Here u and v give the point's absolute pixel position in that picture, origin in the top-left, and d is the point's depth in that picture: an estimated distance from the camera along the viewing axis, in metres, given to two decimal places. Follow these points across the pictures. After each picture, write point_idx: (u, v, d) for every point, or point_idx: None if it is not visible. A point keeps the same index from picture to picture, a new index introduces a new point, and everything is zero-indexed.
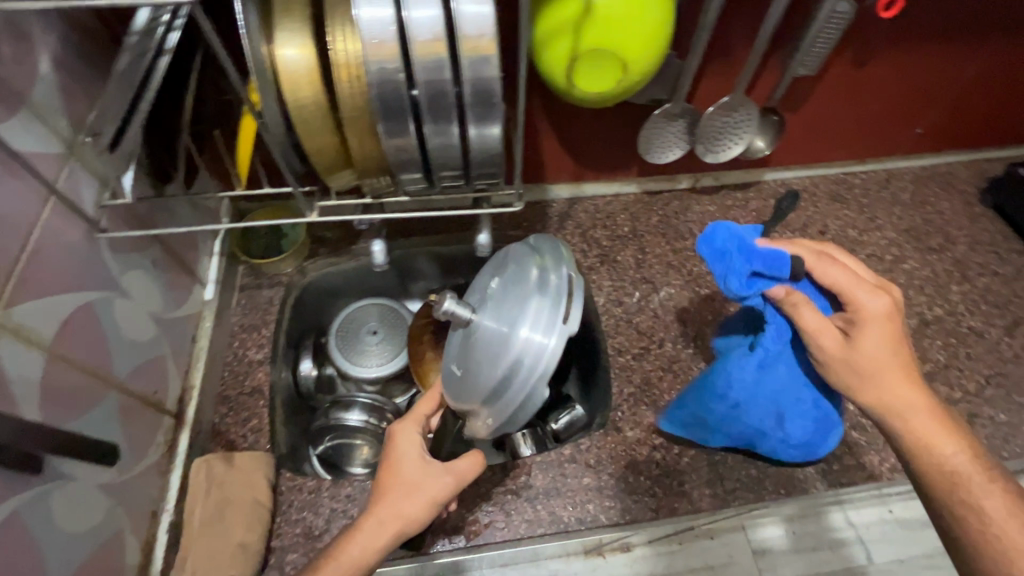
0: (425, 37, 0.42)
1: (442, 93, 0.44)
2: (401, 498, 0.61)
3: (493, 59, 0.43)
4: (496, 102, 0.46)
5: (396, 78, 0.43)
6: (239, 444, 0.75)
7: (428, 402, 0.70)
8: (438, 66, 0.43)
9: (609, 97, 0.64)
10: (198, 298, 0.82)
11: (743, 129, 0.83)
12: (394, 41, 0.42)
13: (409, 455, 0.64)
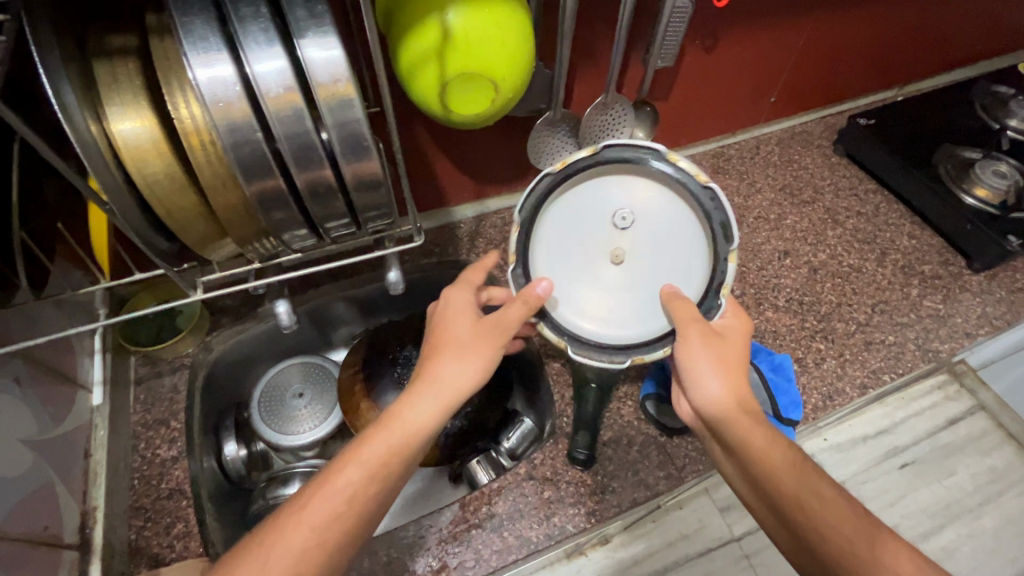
0: (275, 89, 0.40)
1: (307, 143, 0.42)
2: (458, 358, 0.60)
3: (356, 101, 0.42)
4: (369, 144, 0.44)
5: (253, 137, 0.40)
6: (165, 557, 0.66)
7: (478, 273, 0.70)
8: (298, 118, 0.41)
9: (489, 116, 0.64)
10: (84, 406, 0.72)
11: (623, 125, 0.85)
12: (242, 99, 0.39)
13: (458, 324, 0.63)
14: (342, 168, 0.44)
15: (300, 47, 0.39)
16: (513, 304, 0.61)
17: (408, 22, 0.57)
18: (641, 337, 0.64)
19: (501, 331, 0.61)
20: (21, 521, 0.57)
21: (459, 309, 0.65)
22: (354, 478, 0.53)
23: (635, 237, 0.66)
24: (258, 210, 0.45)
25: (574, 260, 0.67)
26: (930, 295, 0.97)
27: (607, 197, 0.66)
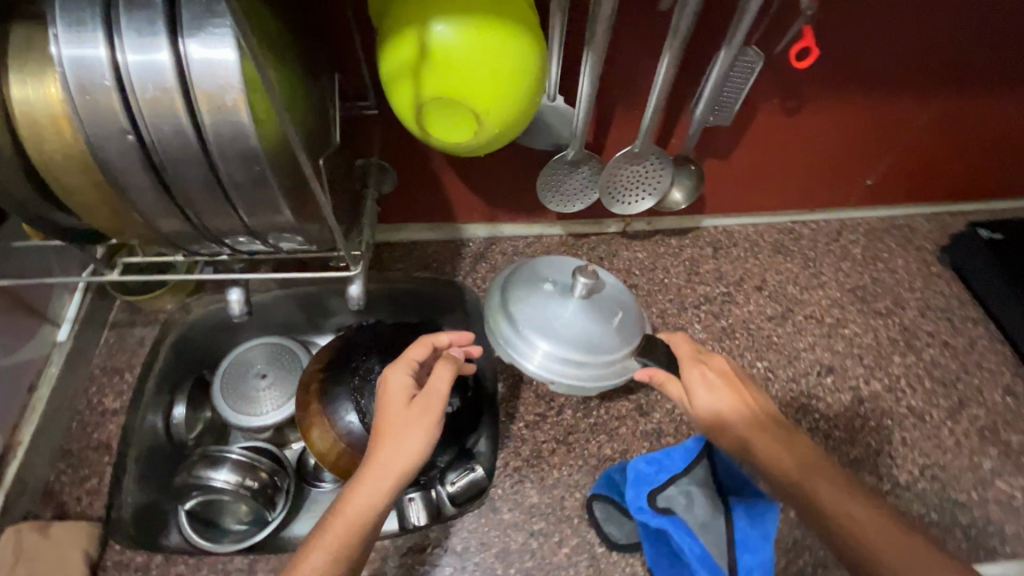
0: (151, 86, 0.34)
1: (185, 152, 0.36)
2: (401, 440, 0.57)
3: (243, 115, 0.36)
4: (261, 167, 0.38)
5: (124, 139, 0.35)
6: (69, 508, 0.68)
7: (420, 347, 0.67)
8: (174, 124, 0.35)
9: (472, 149, 0.56)
10: (48, 340, 0.75)
11: (658, 179, 0.72)
12: (111, 92, 0.34)
13: (398, 397, 0.61)
14: (229, 185, 0.39)
15: (186, 47, 0.34)
16: (439, 369, 0.61)
17: (389, 31, 0.50)
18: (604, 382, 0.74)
19: (439, 397, 0.60)
20: None
21: (397, 388, 0.61)
22: (317, 564, 0.50)
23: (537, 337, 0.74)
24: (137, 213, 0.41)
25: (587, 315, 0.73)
26: (1008, 475, 0.75)
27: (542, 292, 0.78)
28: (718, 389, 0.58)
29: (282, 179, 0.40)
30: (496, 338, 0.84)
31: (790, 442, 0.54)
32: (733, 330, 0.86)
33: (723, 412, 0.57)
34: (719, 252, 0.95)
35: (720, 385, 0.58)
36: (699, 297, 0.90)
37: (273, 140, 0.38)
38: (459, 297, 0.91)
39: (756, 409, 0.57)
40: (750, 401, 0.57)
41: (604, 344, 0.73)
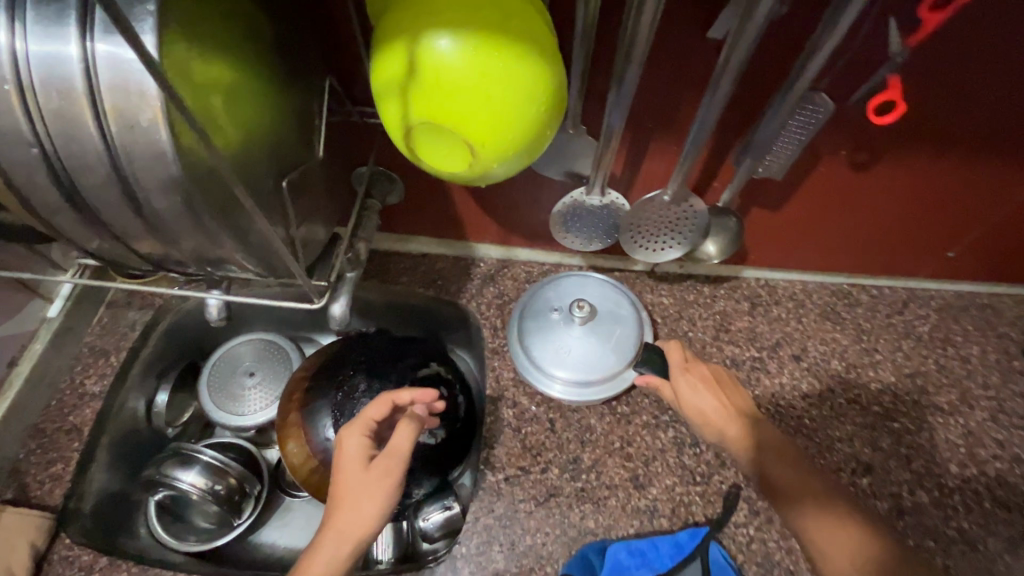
0: (54, 86, 0.31)
1: (93, 161, 0.33)
2: (357, 512, 0.55)
3: (157, 128, 0.32)
4: (178, 181, 0.33)
5: (31, 152, 0.32)
6: (31, 490, 0.67)
7: (381, 400, 0.61)
8: (79, 128, 0.32)
9: (464, 179, 0.49)
10: (38, 315, 0.73)
11: (686, 228, 0.63)
12: (12, 90, 0.31)
13: (354, 460, 0.57)
14: (144, 197, 0.34)
15: (96, 52, 0.31)
16: (400, 429, 0.57)
17: (382, 39, 0.43)
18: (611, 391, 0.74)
19: (399, 462, 0.56)
20: None
21: (353, 451, 0.58)
22: None
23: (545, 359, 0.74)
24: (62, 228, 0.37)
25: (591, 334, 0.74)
26: None
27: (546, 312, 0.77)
28: (699, 385, 0.60)
29: (208, 194, 0.36)
30: (490, 373, 0.78)
31: (758, 431, 0.56)
32: (759, 403, 0.76)
33: (703, 407, 0.59)
34: (756, 309, 0.84)
35: (703, 380, 0.61)
36: (725, 358, 0.80)
37: (195, 151, 0.33)
38: (461, 320, 0.85)
39: (734, 403, 0.59)
40: (728, 398, 0.59)
41: (612, 360, 0.73)
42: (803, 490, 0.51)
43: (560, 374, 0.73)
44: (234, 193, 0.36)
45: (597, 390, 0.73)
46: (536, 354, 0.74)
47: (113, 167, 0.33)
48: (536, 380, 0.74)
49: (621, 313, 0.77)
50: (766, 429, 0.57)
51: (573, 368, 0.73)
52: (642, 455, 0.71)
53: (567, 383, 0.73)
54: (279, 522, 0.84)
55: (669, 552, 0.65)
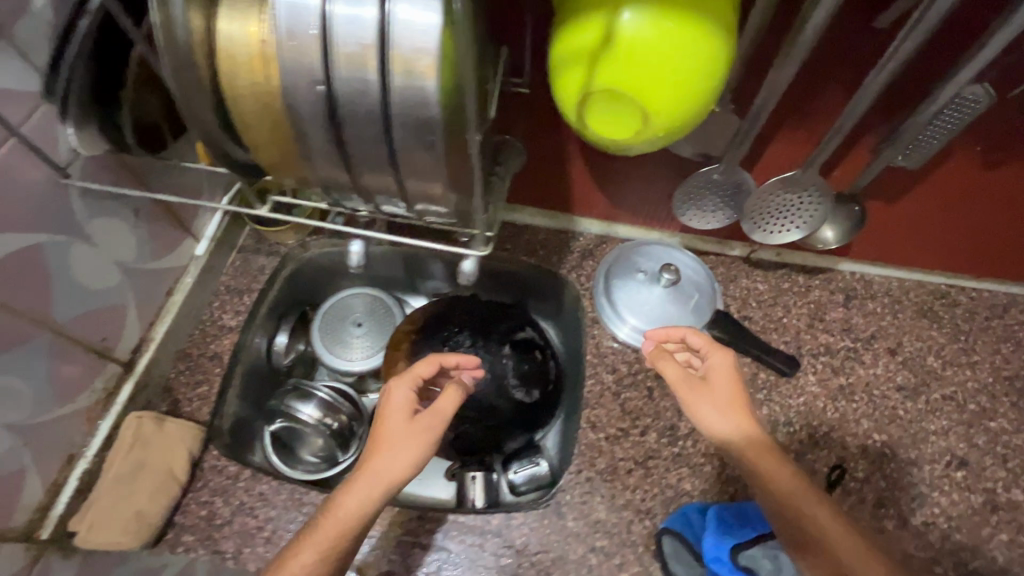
0: (351, 40, 0.37)
1: (363, 109, 0.39)
2: (393, 456, 0.59)
3: (429, 86, 0.37)
4: (430, 128, 0.39)
5: (314, 89, 0.38)
6: (183, 406, 0.74)
7: (427, 363, 0.68)
8: (360, 79, 0.37)
9: (613, 148, 0.54)
10: (188, 252, 0.81)
11: (806, 214, 0.66)
12: (315, 41, 0.37)
13: (398, 411, 0.62)
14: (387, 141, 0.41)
15: (391, 11, 0.36)
16: (447, 391, 0.63)
17: (575, 9, 0.47)
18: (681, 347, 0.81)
19: (443, 423, 0.62)
20: (86, 325, 0.64)
21: (399, 401, 0.63)
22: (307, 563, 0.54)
23: (627, 311, 0.81)
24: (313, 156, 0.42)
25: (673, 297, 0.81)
26: None
27: (632, 271, 0.83)
28: (723, 375, 0.62)
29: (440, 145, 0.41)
30: (591, 339, 0.82)
31: (756, 433, 0.59)
32: (853, 391, 0.77)
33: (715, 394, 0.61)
34: (852, 302, 0.85)
35: (723, 375, 0.62)
36: (819, 345, 0.81)
37: (449, 104, 0.39)
38: (559, 289, 0.89)
39: (741, 400, 0.61)
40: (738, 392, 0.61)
41: (688, 322, 0.80)
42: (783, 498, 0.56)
43: (631, 319, 0.80)
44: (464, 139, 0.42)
45: None
46: (618, 306, 0.82)
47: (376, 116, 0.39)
48: (615, 327, 0.81)
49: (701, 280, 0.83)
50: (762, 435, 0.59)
51: (652, 322, 0.80)
52: None
53: (644, 334, 0.80)
54: None
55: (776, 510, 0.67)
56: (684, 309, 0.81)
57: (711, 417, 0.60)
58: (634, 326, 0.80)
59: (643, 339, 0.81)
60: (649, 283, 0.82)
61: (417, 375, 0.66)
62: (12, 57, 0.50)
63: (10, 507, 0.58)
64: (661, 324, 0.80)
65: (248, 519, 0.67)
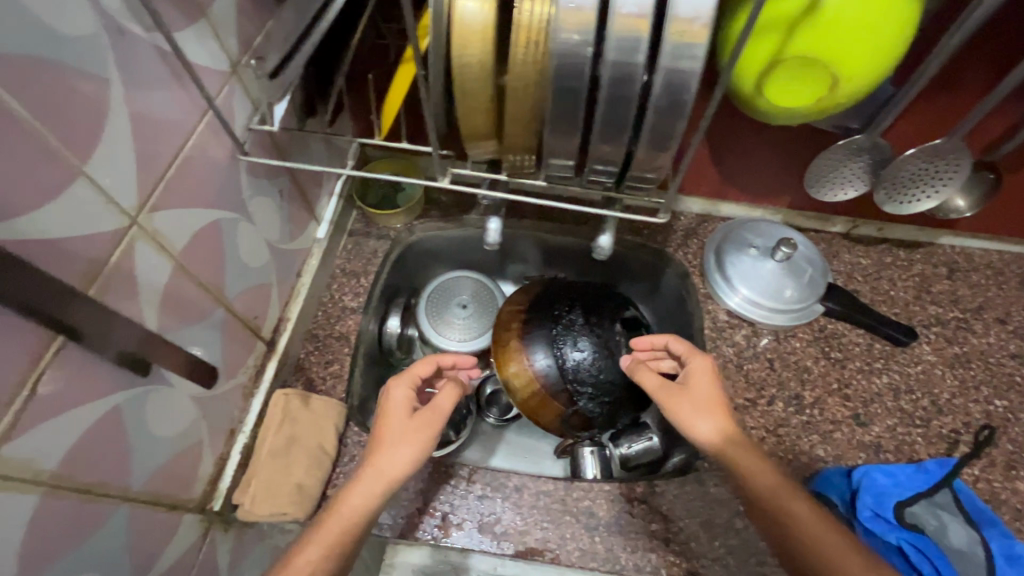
0: (631, 4, 0.38)
1: (624, 78, 0.41)
2: (395, 451, 0.58)
3: (700, 49, 0.38)
4: (684, 102, 0.41)
5: (581, 52, 0.40)
6: (318, 384, 0.76)
7: (424, 365, 0.69)
8: (633, 47, 0.39)
9: (768, 112, 0.56)
10: (311, 235, 0.82)
11: (941, 180, 0.67)
12: (594, 3, 0.38)
13: (398, 408, 0.61)
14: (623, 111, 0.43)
15: None
16: (444, 386, 0.62)
17: None
18: (795, 320, 0.81)
19: (440, 420, 0.61)
20: (244, 303, 0.65)
21: (398, 400, 0.62)
22: (313, 559, 0.52)
23: (737, 281, 0.82)
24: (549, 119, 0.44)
25: (787, 270, 0.82)
26: None
27: (743, 245, 0.84)
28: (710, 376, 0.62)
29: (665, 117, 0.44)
30: (706, 314, 0.83)
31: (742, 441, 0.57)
32: (968, 359, 0.79)
33: (701, 399, 0.60)
34: (955, 274, 0.87)
35: (704, 381, 0.61)
36: (930, 317, 0.83)
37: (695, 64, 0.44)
38: (664, 265, 0.89)
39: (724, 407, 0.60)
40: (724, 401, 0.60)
41: (803, 295, 0.81)
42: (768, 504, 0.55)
43: (742, 289, 0.82)
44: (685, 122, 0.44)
45: (787, 318, 0.81)
46: (728, 277, 0.83)
47: (630, 85, 0.41)
48: (724, 297, 0.83)
49: (814, 255, 0.84)
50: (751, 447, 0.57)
51: (764, 292, 0.81)
52: (861, 396, 0.76)
53: (754, 305, 0.81)
54: (487, 444, 0.95)
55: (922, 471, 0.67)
56: (800, 282, 0.81)
57: (696, 418, 0.59)
58: (746, 296, 0.82)
59: (753, 310, 0.82)
60: (761, 256, 0.83)
61: (414, 376, 0.66)
62: (211, 34, 0.51)
63: (191, 479, 0.60)
64: (775, 295, 0.81)
65: (399, 492, 0.69)
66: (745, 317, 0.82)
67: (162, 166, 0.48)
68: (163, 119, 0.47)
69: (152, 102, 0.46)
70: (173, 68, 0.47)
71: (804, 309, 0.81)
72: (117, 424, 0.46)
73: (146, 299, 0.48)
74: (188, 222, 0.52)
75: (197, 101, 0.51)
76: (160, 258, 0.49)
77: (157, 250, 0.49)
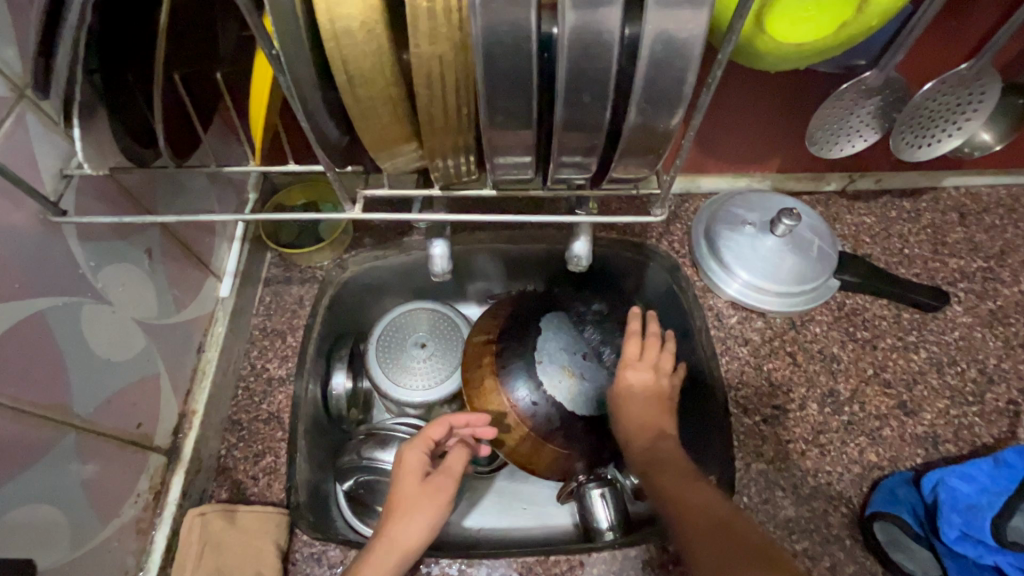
0: None
1: (595, 17, 0.27)
2: (410, 520, 0.53)
3: None
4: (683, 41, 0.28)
5: None
6: (247, 489, 0.58)
7: (439, 427, 0.59)
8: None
9: (759, 56, 0.42)
10: (211, 295, 0.64)
11: (964, 113, 0.56)
12: None
13: (409, 473, 0.56)
14: (595, 71, 0.29)
15: None
16: (460, 453, 0.58)
17: None
18: (807, 304, 0.69)
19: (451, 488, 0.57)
20: (114, 414, 0.48)
21: (412, 466, 0.57)
22: None
23: (734, 267, 0.68)
24: (484, 92, 0.30)
25: (792, 246, 0.68)
26: None
27: (736, 224, 0.71)
28: (649, 362, 0.63)
29: (658, 75, 0.29)
30: (708, 312, 0.70)
31: (660, 439, 0.58)
32: (1005, 314, 0.69)
33: (634, 395, 0.61)
34: (968, 219, 0.76)
35: (648, 372, 0.63)
36: (953, 272, 0.72)
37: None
38: (656, 257, 0.73)
39: (661, 398, 0.62)
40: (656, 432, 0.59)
41: (814, 273, 0.68)
42: (681, 486, 0.51)
43: (742, 274, 0.68)
44: (690, 74, 0.29)
45: (800, 302, 0.68)
46: (722, 262, 0.69)
47: (603, 29, 0.28)
48: (719, 287, 0.70)
49: (819, 224, 0.71)
50: (665, 441, 0.58)
51: (768, 276, 0.67)
52: (902, 379, 0.65)
53: (757, 291, 0.68)
54: (478, 504, 0.76)
55: (1006, 469, 0.55)
56: (808, 260, 0.68)
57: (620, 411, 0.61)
58: (747, 282, 0.68)
59: (755, 297, 0.69)
60: (759, 235, 0.69)
61: (430, 438, 0.58)
62: None
63: None
64: (781, 278, 0.67)
65: None
66: (748, 306, 0.69)
67: None
68: None
69: None
70: None
71: (815, 290, 0.69)
72: None
73: None
74: None
75: None
76: None
77: None
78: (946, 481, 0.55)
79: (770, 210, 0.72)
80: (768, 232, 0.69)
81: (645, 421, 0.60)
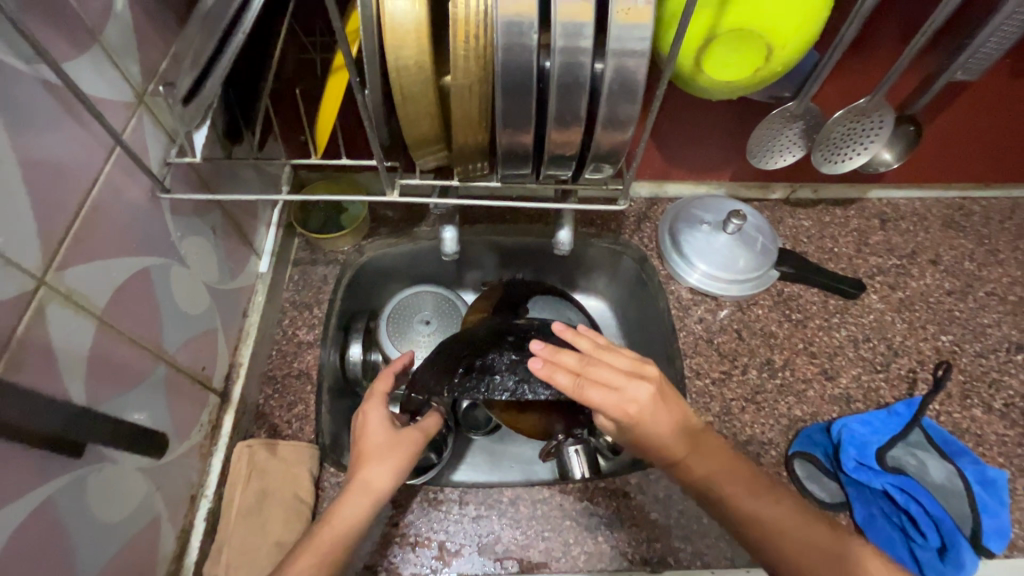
0: None
1: (575, 64, 0.41)
2: (380, 467, 0.58)
3: (647, 30, 0.39)
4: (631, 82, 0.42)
5: (529, 37, 0.39)
6: (283, 430, 0.69)
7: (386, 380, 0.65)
8: (580, 33, 0.39)
9: (699, 89, 0.57)
10: (253, 270, 0.76)
11: (870, 137, 0.71)
12: None
13: (376, 425, 0.61)
14: (575, 98, 0.43)
15: None
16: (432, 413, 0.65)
17: None
18: (754, 289, 0.83)
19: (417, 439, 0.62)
20: (187, 355, 0.59)
21: (377, 420, 0.61)
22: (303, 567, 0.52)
23: (695, 259, 0.82)
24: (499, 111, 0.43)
25: (741, 241, 0.82)
26: None
27: (696, 222, 0.85)
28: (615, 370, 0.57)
29: (618, 102, 0.43)
30: (670, 296, 0.84)
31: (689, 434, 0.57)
32: (912, 302, 0.84)
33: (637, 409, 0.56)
34: (887, 225, 0.91)
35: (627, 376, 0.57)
36: (872, 268, 0.87)
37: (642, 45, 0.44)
38: (627, 251, 0.87)
39: (656, 401, 0.57)
40: (693, 440, 0.57)
41: (759, 264, 0.82)
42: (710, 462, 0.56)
43: (700, 264, 0.82)
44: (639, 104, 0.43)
45: (748, 288, 0.83)
46: (686, 255, 0.83)
47: (580, 71, 0.41)
48: (684, 277, 0.84)
49: (762, 223, 0.85)
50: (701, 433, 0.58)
51: (722, 266, 0.82)
52: (825, 352, 0.79)
53: (715, 279, 0.82)
54: (472, 461, 0.87)
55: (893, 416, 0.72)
56: (755, 252, 0.82)
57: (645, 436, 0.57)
58: (705, 271, 0.82)
59: (713, 284, 0.83)
60: (715, 232, 0.83)
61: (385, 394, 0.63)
62: (107, 62, 0.46)
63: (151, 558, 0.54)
64: (732, 268, 0.81)
65: (389, 528, 0.66)
66: (706, 291, 0.83)
67: (66, 218, 0.43)
68: (63, 160, 0.42)
69: (46, 145, 0.41)
70: (70, 106, 0.42)
71: (761, 278, 0.83)
72: (51, 516, 0.42)
73: (65, 369, 0.43)
74: (109, 276, 0.47)
75: (101, 138, 0.46)
76: (79, 319, 0.44)
77: (75, 311, 0.44)
78: (852, 426, 0.71)
79: (722, 211, 0.86)
80: (722, 229, 0.83)
81: (660, 430, 0.57)
